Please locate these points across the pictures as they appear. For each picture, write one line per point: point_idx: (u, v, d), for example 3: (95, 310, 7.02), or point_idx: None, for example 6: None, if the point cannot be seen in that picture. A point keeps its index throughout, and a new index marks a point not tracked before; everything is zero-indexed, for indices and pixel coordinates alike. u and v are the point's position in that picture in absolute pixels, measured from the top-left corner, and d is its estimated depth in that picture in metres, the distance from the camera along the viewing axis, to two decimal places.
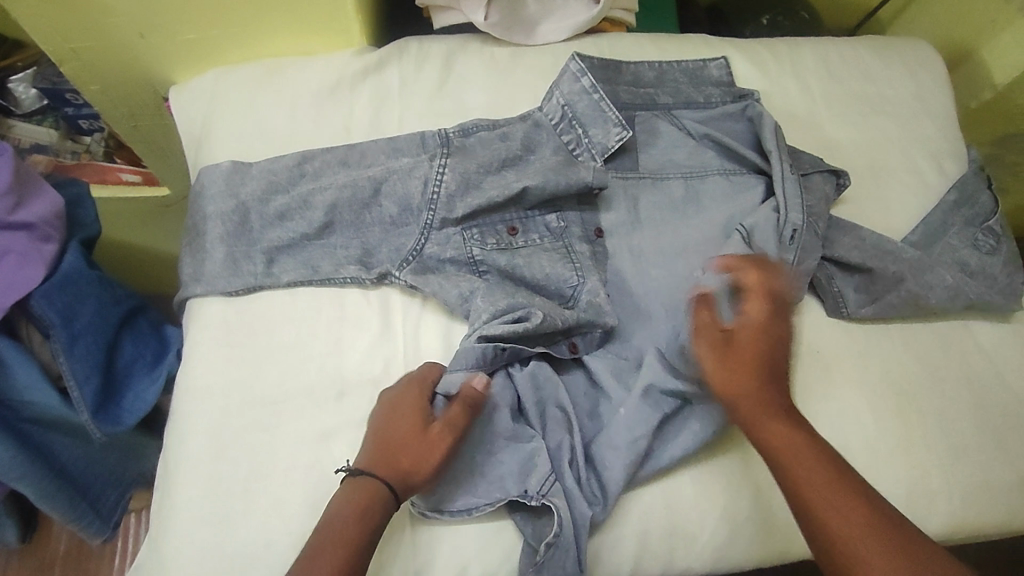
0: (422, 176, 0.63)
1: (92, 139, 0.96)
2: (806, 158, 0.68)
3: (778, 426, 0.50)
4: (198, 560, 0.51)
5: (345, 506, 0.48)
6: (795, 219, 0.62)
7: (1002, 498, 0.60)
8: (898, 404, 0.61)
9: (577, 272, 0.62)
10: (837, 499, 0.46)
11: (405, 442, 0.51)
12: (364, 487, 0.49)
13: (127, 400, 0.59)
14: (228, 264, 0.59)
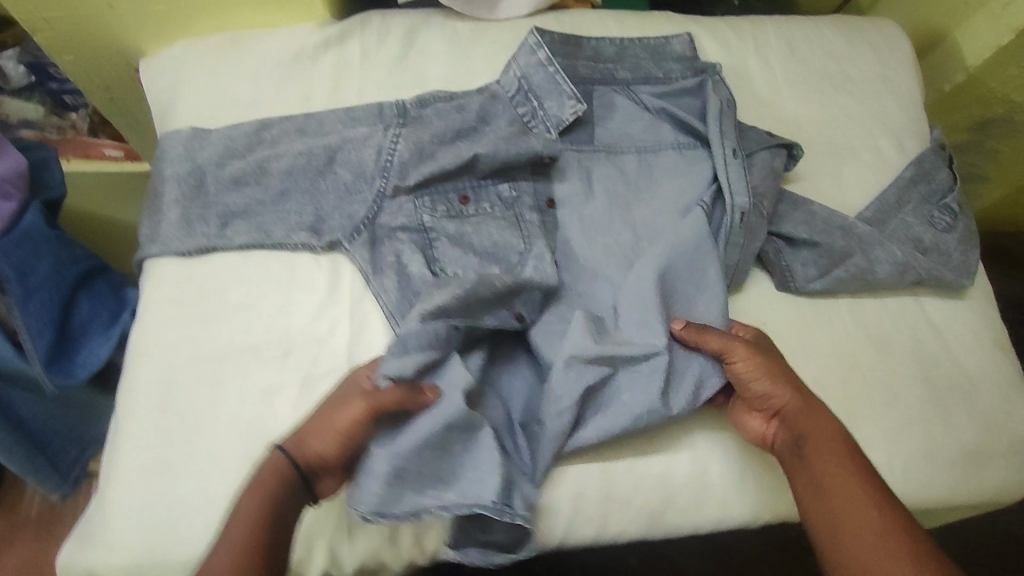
0: (376, 145, 0.64)
1: (76, 115, 0.97)
2: (752, 137, 0.69)
3: (832, 447, 0.52)
4: (137, 509, 0.53)
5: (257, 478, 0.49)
6: (742, 202, 0.63)
7: (947, 473, 0.60)
8: (843, 377, 0.61)
9: (524, 240, 0.63)
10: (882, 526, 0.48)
11: (320, 420, 0.51)
12: (280, 459, 0.49)
13: (82, 354, 0.61)
14: (182, 226, 0.61)
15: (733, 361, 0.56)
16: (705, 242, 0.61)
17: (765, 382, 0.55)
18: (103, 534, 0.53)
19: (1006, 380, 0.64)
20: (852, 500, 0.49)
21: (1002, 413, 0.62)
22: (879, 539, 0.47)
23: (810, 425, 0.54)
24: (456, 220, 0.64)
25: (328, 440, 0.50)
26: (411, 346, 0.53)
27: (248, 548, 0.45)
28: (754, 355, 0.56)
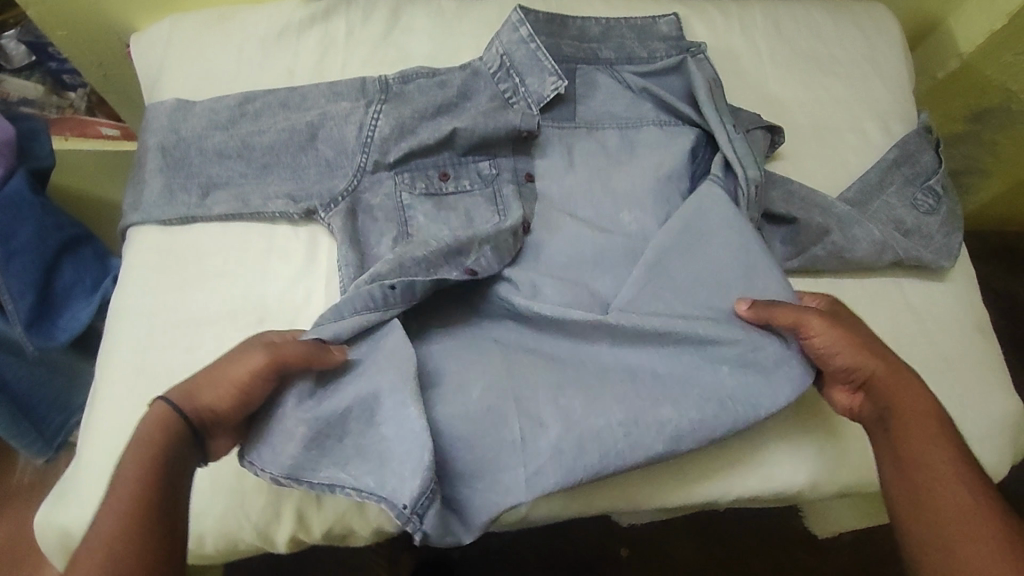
0: (357, 122, 0.64)
1: (75, 94, 0.99)
2: (747, 115, 0.69)
3: (921, 420, 0.52)
4: (113, 468, 0.54)
5: (140, 430, 0.47)
6: (754, 175, 0.63)
7: None
8: None
9: (499, 217, 0.64)
10: (974, 501, 0.48)
11: (215, 376, 0.49)
12: (166, 412, 0.47)
13: (62, 319, 0.63)
14: (164, 194, 0.62)
15: (810, 335, 0.54)
16: (684, 215, 0.60)
17: (848, 356, 0.54)
18: (80, 487, 0.55)
19: (986, 364, 0.63)
20: (942, 474, 0.49)
21: (979, 395, 0.62)
22: (970, 513, 0.47)
23: (897, 397, 0.53)
24: (435, 198, 0.65)
25: (220, 393, 0.49)
26: (346, 310, 0.55)
27: (139, 493, 0.43)
28: (835, 327, 0.54)
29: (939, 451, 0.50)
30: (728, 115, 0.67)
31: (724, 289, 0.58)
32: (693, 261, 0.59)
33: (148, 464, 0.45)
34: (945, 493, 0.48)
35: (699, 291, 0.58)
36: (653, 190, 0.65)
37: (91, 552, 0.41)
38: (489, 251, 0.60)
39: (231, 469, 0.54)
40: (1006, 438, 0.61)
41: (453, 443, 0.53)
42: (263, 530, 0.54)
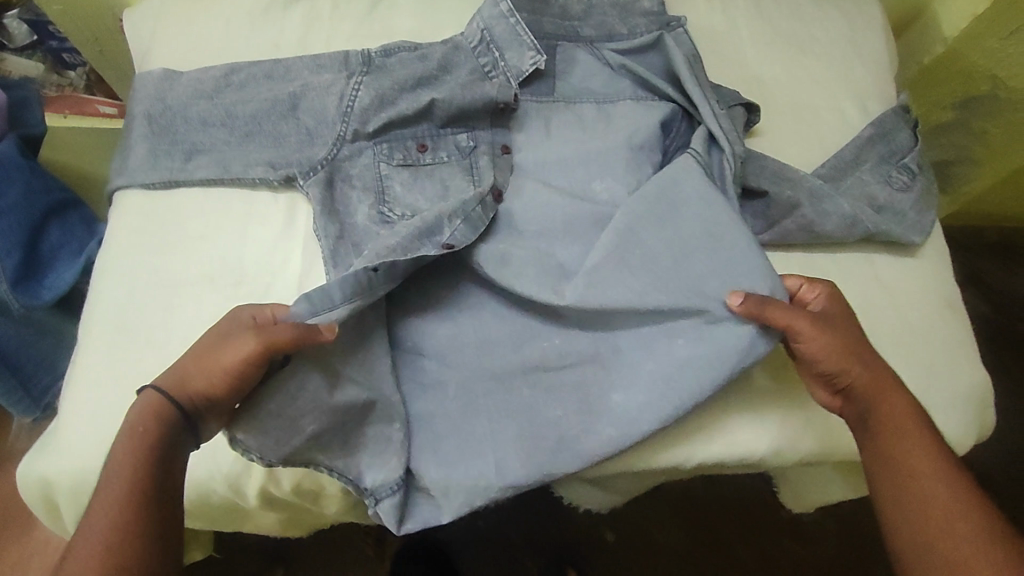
0: (338, 93, 0.65)
1: (75, 73, 1.01)
2: (727, 92, 0.70)
3: (902, 421, 0.54)
4: (91, 420, 0.56)
5: (132, 419, 0.49)
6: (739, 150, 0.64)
7: None
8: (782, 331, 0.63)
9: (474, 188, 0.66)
10: (955, 500, 0.50)
11: (202, 364, 0.51)
12: (157, 403, 0.50)
13: (49, 277, 0.65)
14: (149, 159, 0.64)
15: (802, 338, 0.53)
16: (657, 185, 0.60)
17: (835, 362, 0.53)
18: (62, 440, 0.56)
19: (953, 338, 0.64)
20: (924, 476, 0.51)
21: (943, 368, 0.63)
22: (952, 513, 0.50)
23: (880, 400, 0.54)
24: (413, 168, 0.66)
25: (208, 381, 0.50)
26: (337, 297, 0.55)
27: (133, 486, 0.46)
28: (826, 332, 0.54)
29: (920, 450, 0.53)
30: (707, 90, 0.68)
31: (697, 264, 0.57)
32: (665, 230, 0.59)
33: (136, 458, 0.47)
34: (928, 493, 0.51)
35: (667, 261, 0.58)
36: (627, 161, 0.65)
37: (88, 540, 0.45)
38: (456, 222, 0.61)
39: None
40: (970, 411, 0.62)
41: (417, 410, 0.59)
42: (234, 481, 0.56)
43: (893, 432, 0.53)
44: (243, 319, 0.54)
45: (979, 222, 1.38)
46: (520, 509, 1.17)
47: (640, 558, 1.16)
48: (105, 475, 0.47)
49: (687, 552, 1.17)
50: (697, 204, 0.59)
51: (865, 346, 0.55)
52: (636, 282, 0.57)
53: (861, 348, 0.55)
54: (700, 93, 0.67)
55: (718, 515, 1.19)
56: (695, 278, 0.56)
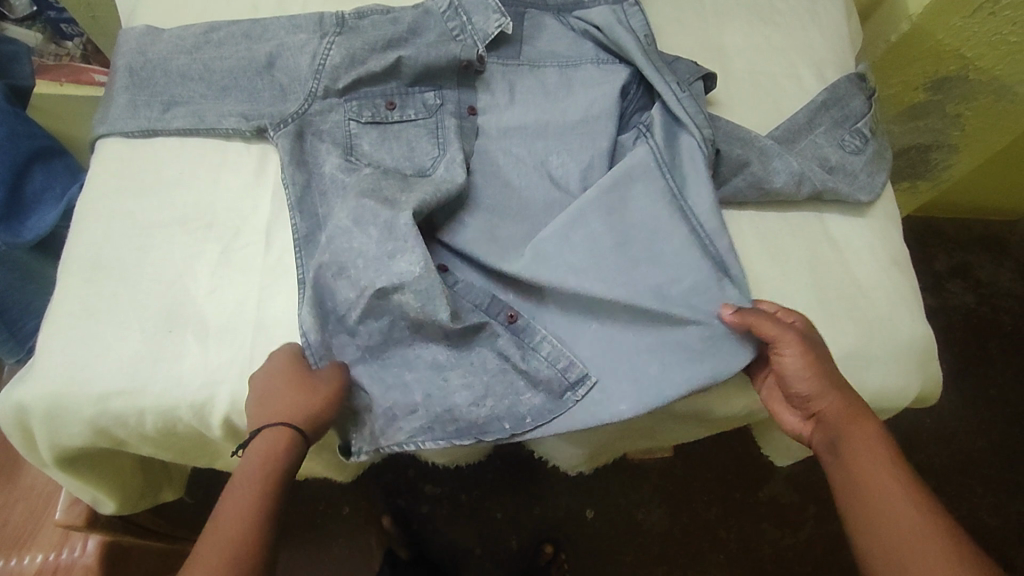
0: (311, 52, 0.68)
1: (72, 43, 1.05)
2: (683, 65, 0.72)
3: (867, 444, 0.56)
4: (63, 351, 0.58)
5: (254, 453, 0.55)
6: (708, 135, 0.66)
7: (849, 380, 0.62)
8: None
9: (438, 146, 0.69)
10: (921, 522, 0.51)
11: (291, 408, 0.55)
12: (278, 435, 0.55)
13: (32, 219, 0.67)
14: (128, 109, 0.67)
15: (782, 353, 0.58)
16: (613, 173, 0.64)
17: (811, 383, 0.57)
18: (35, 369, 0.59)
19: (898, 294, 0.66)
20: (885, 494, 0.54)
21: (887, 323, 0.64)
22: (914, 531, 0.51)
23: (845, 425, 0.57)
24: (381, 125, 0.69)
25: (312, 410, 0.56)
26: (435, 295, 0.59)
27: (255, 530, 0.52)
28: (806, 351, 0.57)
29: (881, 472, 0.55)
30: (662, 67, 0.70)
31: (630, 248, 0.62)
32: (609, 216, 0.63)
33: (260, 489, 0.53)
34: (891, 511, 0.53)
35: (607, 243, 0.62)
36: (582, 126, 0.70)
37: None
38: (399, 184, 0.65)
39: (173, 353, 0.58)
40: (911, 364, 0.63)
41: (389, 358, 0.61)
42: (199, 409, 0.58)
43: (856, 457, 0.56)
44: (293, 362, 0.57)
45: (963, 212, 1.38)
46: (501, 484, 1.19)
47: (618, 534, 1.18)
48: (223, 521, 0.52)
49: (665, 530, 1.18)
50: (631, 179, 0.64)
51: (841, 376, 0.59)
52: (577, 252, 0.62)
53: (834, 375, 0.59)
54: (658, 76, 0.69)
55: (698, 493, 1.21)
56: (627, 261, 0.61)
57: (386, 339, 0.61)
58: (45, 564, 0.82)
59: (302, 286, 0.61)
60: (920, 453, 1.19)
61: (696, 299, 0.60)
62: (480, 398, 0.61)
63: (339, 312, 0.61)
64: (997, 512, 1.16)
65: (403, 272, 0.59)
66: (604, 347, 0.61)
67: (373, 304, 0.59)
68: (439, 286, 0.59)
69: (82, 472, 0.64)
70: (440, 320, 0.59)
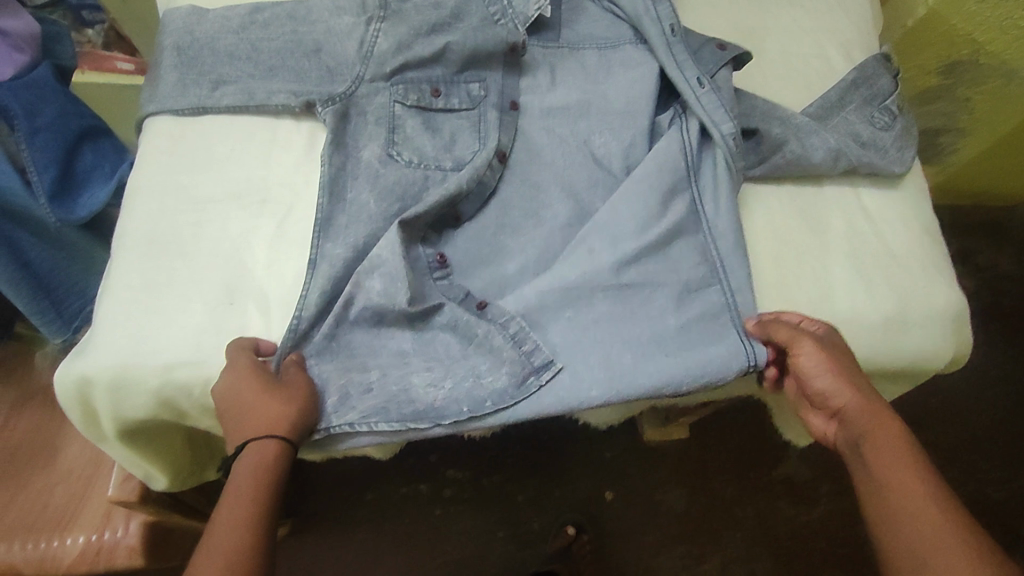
0: (358, 38, 0.68)
1: (93, 31, 0.98)
2: (708, 56, 0.72)
3: (891, 442, 0.55)
4: (124, 323, 0.60)
5: (246, 463, 0.54)
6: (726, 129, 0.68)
7: (879, 354, 0.65)
8: (778, 260, 0.67)
9: (479, 140, 0.70)
10: (943, 523, 0.50)
11: (269, 412, 0.55)
12: (256, 446, 0.55)
13: (83, 196, 0.69)
14: (178, 85, 0.68)
15: (797, 352, 0.59)
16: (653, 162, 0.67)
17: (826, 378, 0.59)
18: (96, 342, 0.60)
19: (932, 262, 0.69)
20: (907, 491, 0.52)
21: (845, 298, 0.65)
22: (937, 533, 0.50)
23: (866, 423, 0.57)
24: (425, 111, 0.70)
25: (291, 410, 0.56)
26: (398, 277, 0.61)
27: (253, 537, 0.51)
28: (820, 350, 0.59)
29: (903, 469, 0.54)
30: (687, 58, 0.71)
31: (647, 243, 0.64)
32: (634, 205, 0.65)
33: (252, 500, 0.53)
34: (911, 510, 0.52)
35: (629, 230, 0.65)
36: (621, 105, 0.72)
37: None
38: (436, 184, 0.67)
39: (236, 325, 0.61)
40: (947, 329, 0.66)
41: (427, 342, 0.63)
42: None
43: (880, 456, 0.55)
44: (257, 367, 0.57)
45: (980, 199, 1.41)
46: (524, 468, 1.20)
47: (638, 515, 1.19)
48: (218, 532, 0.51)
49: (683, 510, 1.20)
50: (666, 171, 0.67)
51: (859, 376, 0.60)
52: (616, 231, 0.65)
53: (852, 373, 0.59)
54: (680, 70, 0.71)
55: (716, 474, 1.23)
56: (640, 259, 0.64)
57: (349, 329, 0.62)
58: (88, 546, 0.82)
59: (312, 264, 0.62)
60: (930, 430, 1.22)
61: (709, 287, 0.64)
62: (438, 380, 0.61)
63: (343, 309, 0.61)
64: (1003, 485, 1.19)
65: (372, 255, 0.62)
66: (575, 335, 0.61)
67: (347, 292, 0.61)
68: (402, 268, 0.61)
69: (138, 445, 0.66)
70: (398, 302, 0.61)
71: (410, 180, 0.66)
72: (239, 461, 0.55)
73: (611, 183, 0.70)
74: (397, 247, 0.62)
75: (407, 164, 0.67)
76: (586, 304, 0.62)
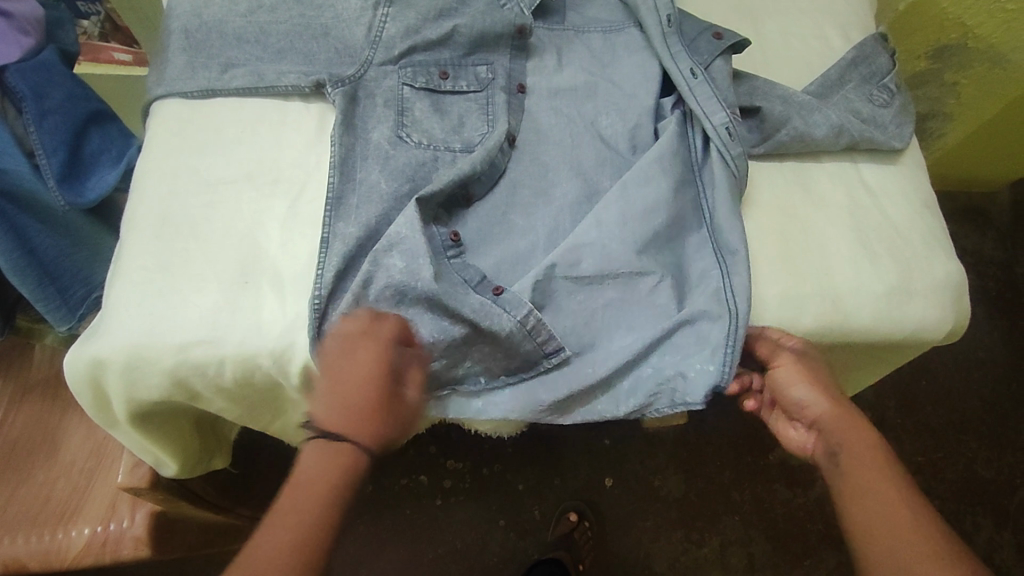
0: (366, 24, 0.69)
1: (90, 22, 0.94)
2: (705, 46, 0.72)
3: (864, 450, 0.58)
4: (136, 303, 0.60)
5: (329, 450, 0.54)
6: (722, 120, 0.68)
7: (883, 326, 0.66)
8: (786, 234, 0.68)
9: (488, 122, 0.71)
10: (914, 523, 0.51)
11: (367, 415, 0.55)
12: (331, 438, 0.54)
13: (91, 180, 0.70)
14: (186, 69, 0.69)
15: (779, 365, 0.65)
16: (660, 150, 0.67)
17: (803, 390, 0.63)
18: (107, 324, 0.59)
19: (932, 234, 0.70)
20: (878, 493, 0.55)
21: (852, 270, 0.66)
22: (907, 532, 0.51)
23: (840, 432, 0.60)
24: (434, 94, 0.70)
25: (387, 423, 0.56)
26: (420, 253, 0.61)
27: (316, 510, 0.52)
28: (798, 363, 0.64)
29: (877, 475, 0.56)
30: (680, 49, 0.71)
31: (656, 228, 0.65)
32: (647, 189, 0.65)
33: (315, 510, 0.52)
34: (882, 512, 0.53)
35: (639, 210, 0.64)
36: (627, 87, 0.73)
37: (265, 552, 0.50)
38: (445, 165, 0.68)
39: (249, 303, 0.61)
40: (949, 300, 0.68)
41: (449, 328, 0.61)
42: (279, 356, 0.60)
43: (855, 462, 0.58)
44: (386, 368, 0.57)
45: (986, 184, 1.41)
46: (525, 457, 1.20)
47: (637, 500, 1.19)
48: (287, 500, 0.53)
49: (681, 495, 1.19)
50: (672, 154, 0.67)
51: (836, 390, 0.64)
52: (630, 210, 0.64)
53: (828, 389, 0.64)
54: (675, 62, 0.70)
55: (713, 459, 1.22)
56: (651, 245, 0.65)
57: (368, 308, 0.61)
58: (94, 537, 0.79)
59: (325, 242, 0.63)
60: (920, 411, 1.25)
61: (727, 271, 0.65)
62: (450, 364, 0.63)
63: (362, 290, 0.61)
64: (991, 464, 1.21)
65: (391, 233, 0.62)
66: (584, 318, 0.64)
67: (365, 270, 0.61)
68: (422, 246, 0.61)
69: (150, 430, 0.66)
70: (418, 277, 0.60)
71: (420, 161, 0.67)
72: (314, 440, 0.55)
73: (618, 163, 0.71)
74: (416, 224, 0.62)
75: (417, 145, 0.67)
76: (593, 292, 0.64)
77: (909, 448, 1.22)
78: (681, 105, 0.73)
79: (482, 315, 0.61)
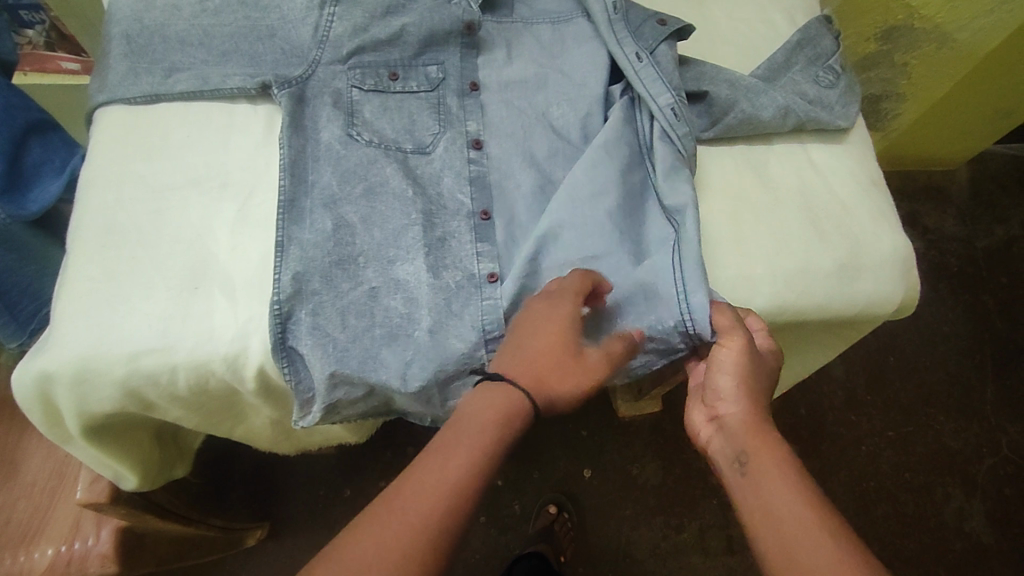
0: (313, 24, 0.68)
1: (34, 32, 0.92)
2: (650, 32, 0.72)
3: (779, 458, 0.53)
4: (85, 315, 0.58)
5: (494, 398, 0.54)
6: (666, 103, 0.68)
7: (835, 303, 0.67)
8: (738, 213, 0.69)
9: (440, 123, 0.70)
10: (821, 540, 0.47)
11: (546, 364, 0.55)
12: (502, 383, 0.55)
13: (34, 191, 0.68)
14: (129, 75, 0.68)
15: (722, 345, 0.59)
16: (608, 133, 0.68)
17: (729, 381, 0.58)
18: (55, 338, 0.58)
19: (879, 210, 0.72)
20: (784, 506, 0.50)
21: (804, 250, 0.67)
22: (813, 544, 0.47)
23: (753, 436, 0.55)
24: (383, 94, 0.70)
25: (565, 379, 0.55)
26: (420, 298, 0.62)
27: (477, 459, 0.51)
28: (741, 350, 0.58)
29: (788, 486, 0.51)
30: (627, 37, 0.71)
31: (600, 208, 0.65)
32: (592, 173, 0.66)
33: (455, 471, 0.49)
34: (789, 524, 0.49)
35: (585, 191, 0.65)
36: (577, 77, 0.73)
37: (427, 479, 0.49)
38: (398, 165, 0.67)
39: (202, 309, 0.60)
40: (897, 274, 0.69)
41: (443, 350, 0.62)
42: (232, 361, 0.59)
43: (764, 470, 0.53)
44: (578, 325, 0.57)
45: (940, 163, 1.44)
46: None
47: (615, 488, 1.20)
48: (451, 438, 0.51)
49: (660, 482, 1.20)
50: (616, 138, 0.68)
51: (763, 384, 0.59)
52: (583, 190, 0.65)
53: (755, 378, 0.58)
54: (620, 47, 0.71)
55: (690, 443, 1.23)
56: (601, 230, 0.65)
57: (355, 342, 0.61)
58: (58, 557, 0.77)
59: (281, 246, 0.62)
60: (888, 388, 1.27)
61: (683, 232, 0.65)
62: (407, 369, 0.61)
63: (318, 291, 0.61)
64: (959, 435, 1.24)
65: (401, 277, 0.63)
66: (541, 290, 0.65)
67: (365, 305, 0.62)
68: (427, 291, 0.62)
69: (108, 445, 0.65)
70: (395, 299, 0.62)
71: (371, 160, 0.66)
72: (488, 379, 0.56)
73: (570, 152, 0.71)
74: (423, 274, 0.63)
75: (368, 143, 0.67)
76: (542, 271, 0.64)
77: (879, 424, 1.24)
78: (629, 92, 0.73)
79: (450, 329, 0.62)
